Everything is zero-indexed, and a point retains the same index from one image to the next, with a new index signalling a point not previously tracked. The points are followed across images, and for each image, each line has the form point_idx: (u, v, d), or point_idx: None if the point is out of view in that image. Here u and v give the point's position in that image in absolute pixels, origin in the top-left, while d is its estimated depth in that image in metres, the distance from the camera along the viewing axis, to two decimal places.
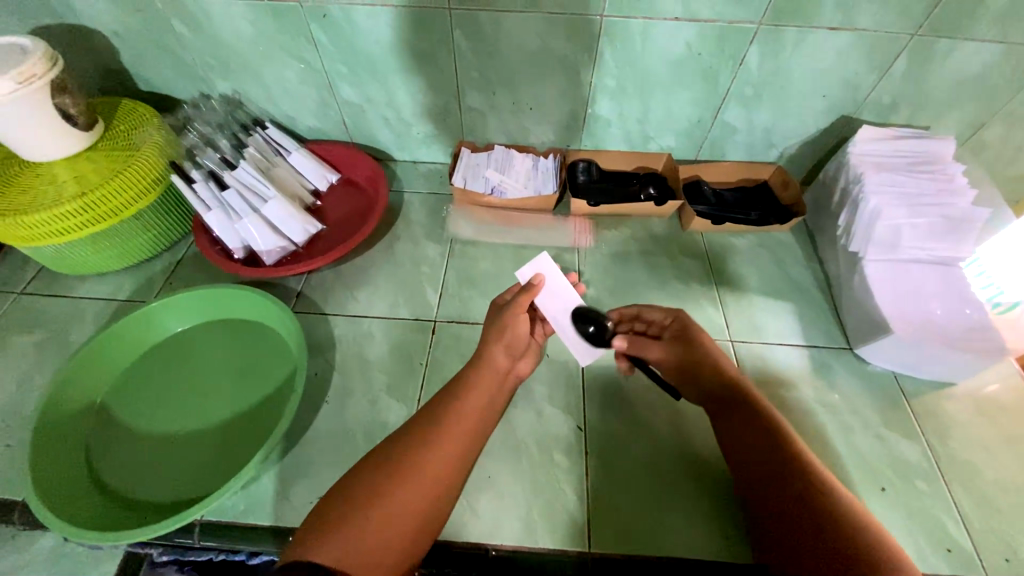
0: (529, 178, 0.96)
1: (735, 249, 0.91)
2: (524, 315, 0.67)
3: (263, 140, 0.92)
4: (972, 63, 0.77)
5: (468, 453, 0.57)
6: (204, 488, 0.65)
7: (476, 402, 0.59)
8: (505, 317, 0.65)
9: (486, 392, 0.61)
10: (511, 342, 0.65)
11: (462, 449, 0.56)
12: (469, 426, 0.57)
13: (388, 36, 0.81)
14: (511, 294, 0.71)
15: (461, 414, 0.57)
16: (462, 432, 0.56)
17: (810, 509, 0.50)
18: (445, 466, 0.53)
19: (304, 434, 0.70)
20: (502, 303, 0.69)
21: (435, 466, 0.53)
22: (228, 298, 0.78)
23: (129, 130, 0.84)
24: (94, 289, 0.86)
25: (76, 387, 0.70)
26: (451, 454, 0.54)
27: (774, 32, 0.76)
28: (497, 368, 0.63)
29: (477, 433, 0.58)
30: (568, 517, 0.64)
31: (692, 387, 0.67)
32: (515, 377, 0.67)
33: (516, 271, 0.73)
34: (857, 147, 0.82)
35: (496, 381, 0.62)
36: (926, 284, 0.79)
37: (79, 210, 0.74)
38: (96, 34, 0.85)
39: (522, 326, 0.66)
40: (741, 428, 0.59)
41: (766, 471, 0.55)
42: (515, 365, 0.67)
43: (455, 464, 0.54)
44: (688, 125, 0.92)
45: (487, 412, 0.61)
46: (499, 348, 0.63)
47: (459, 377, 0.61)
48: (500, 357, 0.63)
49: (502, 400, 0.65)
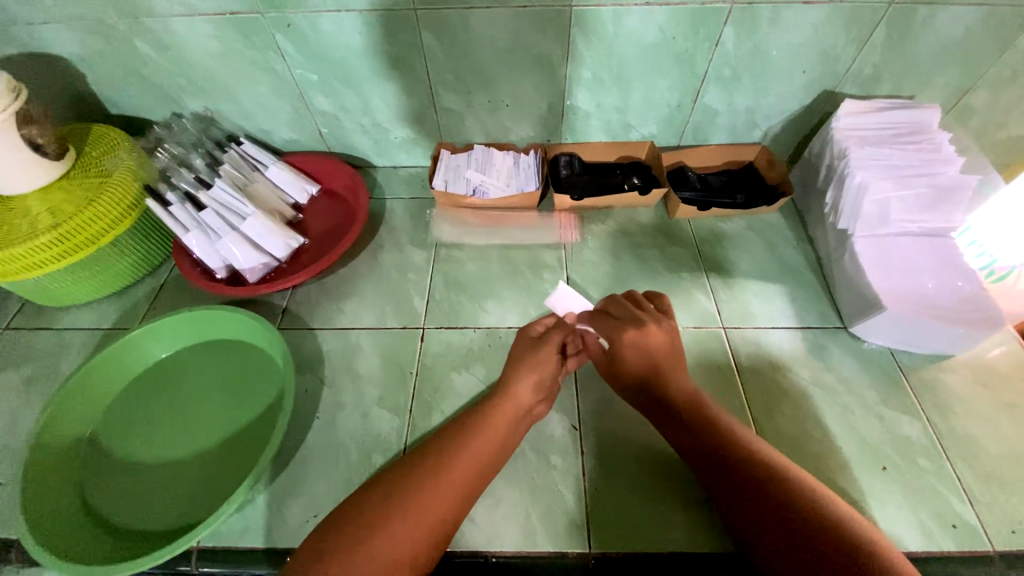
0: (510, 176, 0.94)
1: (724, 234, 0.90)
2: (553, 350, 0.69)
3: (239, 156, 0.91)
4: (954, 27, 0.75)
5: (476, 483, 0.58)
6: (199, 513, 0.64)
7: (479, 442, 0.59)
8: (539, 351, 0.68)
9: (491, 428, 0.61)
10: (541, 378, 0.67)
11: (470, 479, 0.57)
12: (469, 456, 0.58)
13: (355, 41, 0.80)
14: (542, 328, 0.72)
15: (470, 448, 0.59)
16: (470, 465, 0.57)
17: (807, 521, 0.48)
18: (451, 498, 0.55)
19: (297, 453, 0.69)
20: (537, 335, 0.71)
21: (439, 503, 0.54)
22: (213, 322, 0.78)
23: (101, 156, 0.82)
24: (78, 319, 0.85)
25: (65, 421, 0.69)
26: (457, 488, 0.55)
27: (748, 10, 0.74)
28: (519, 402, 0.65)
29: (487, 466, 0.59)
30: (566, 518, 0.63)
31: (655, 413, 0.64)
32: (534, 418, 0.67)
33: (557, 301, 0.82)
34: (841, 122, 0.81)
35: (506, 418, 0.63)
36: (917, 256, 0.77)
37: (55, 241, 0.74)
38: (60, 61, 0.83)
39: (552, 359, 0.68)
40: (711, 448, 0.57)
41: (750, 493, 0.53)
42: (536, 404, 0.67)
43: (460, 497, 0.55)
44: (669, 111, 0.90)
45: (499, 447, 0.61)
46: (526, 383, 0.66)
47: (474, 414, 0.63)
48: (525, 391, 0.65)
49: (518, 439, 0.64)
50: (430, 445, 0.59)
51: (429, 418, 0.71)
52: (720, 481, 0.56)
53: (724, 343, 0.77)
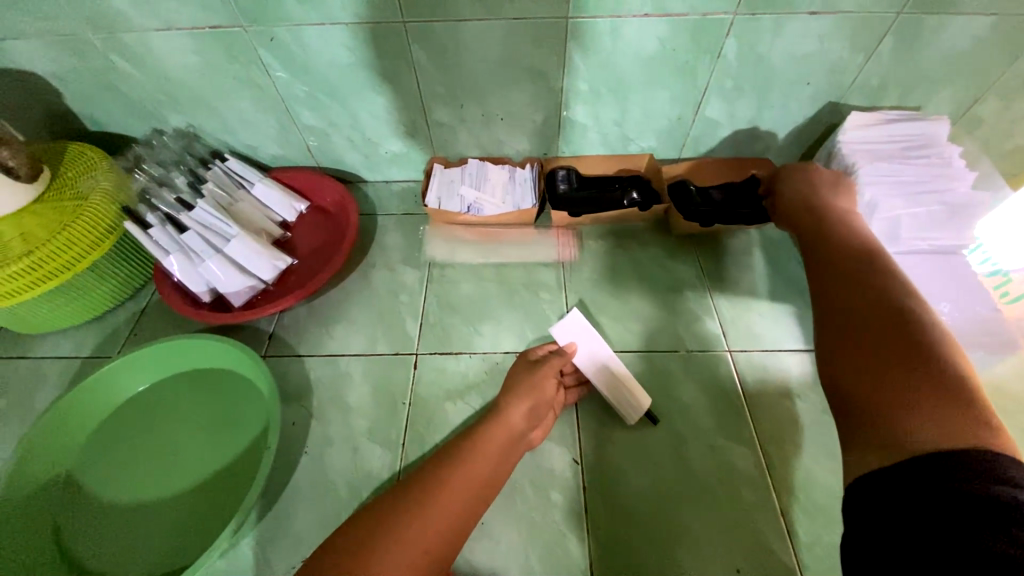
0: (506, 191, 0.91)
1: (727, 251, 0.87)
2: (550, 372, 0.67)
3: (224, 173, 0.87)
4: (963, 38, 0.73)
5: (466, 516, 0.54)
6: (181, 557, 0.61)
7: (470, 474, 0.56)
8: (534, 372, 0.66)
9: (484, 457, 0.58)
10: (536, 403, 0.64)
11: (459, 513, 0.54)
12: (459, 489, 0.55)
13: (341, 54, 0.77)
14: (541, 351, 0.71)
15: (460, 480, 0.55)
16: (459, 497, 0.54)
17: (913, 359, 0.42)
18: (439, 536, 0.51)
19: (284, 491, 0.66)
20: (532, 359, 0.69)
21: (427, 540, 0.50)
22: (195, 350, 0.74)
23: (77, 178, 0.79)
24: (55, 347, 0.82)
25: (39, 460, 0.65)
26: (446, 522, 0.52)
27: (751, 20, 0.71)
28: (513, 429, 0.62)
29: (477, 499, 0.56)
30: (568, 560, 0.60)
31: None
32: (527, 445, 0.64)
33: (555, 326, 0.75)
34: (847, 135, 0.78)
35: (500, 446, 0.60)
36: (931, 278, 0.73)
37: (26, 269, 0.70)
38: (34, 76, 0.79)
39: (549, 382, 0.66)
40: None
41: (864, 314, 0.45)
42: (529, 431, 0.64)
43: (448, 532, 0.52)
44: (669, 124, 0.87)
45: (491, 479, 0.58)
46: (521, 410, 0.62)
47: (464, 443, 0.59)
48: (518, 415, 0.62)
49: (511, 468, 0.61)
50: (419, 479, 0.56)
51: (422, 452, 0.68)
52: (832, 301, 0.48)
53: (730, 367, 0.74)
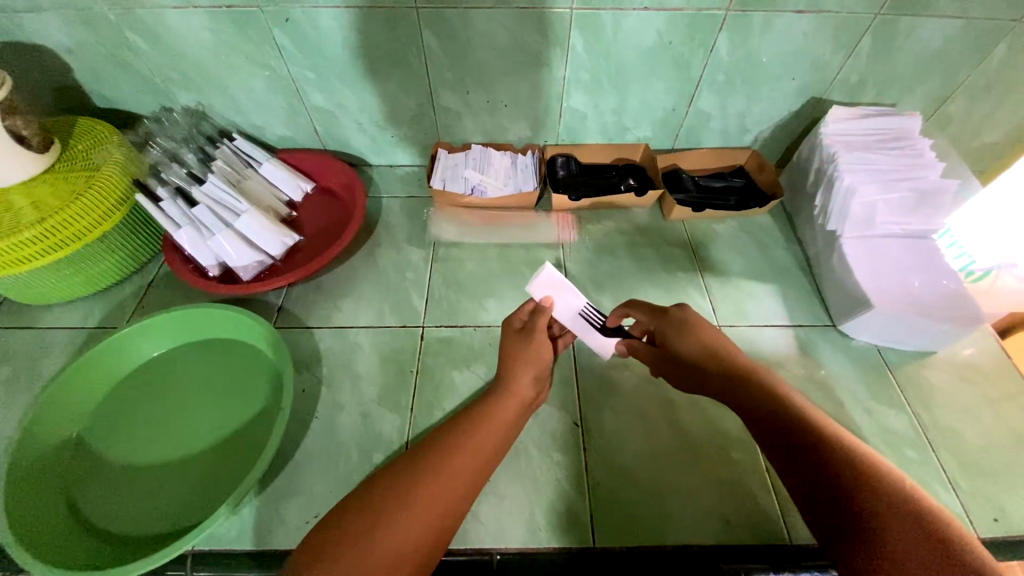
0: (508, 176, 0.95)
1: (717, 236, 0.92)
2: (543, 336, 0.70)
3: (232, 152, 0.90)
4: (935, 38, 0.79)
5: (482, 470, 0.58)
6: (194, 516, 0.63)
7: (483, 433, 0.60)
8: (531, 341, 0.68)
9: (494, 418, 0.61)
10: (540, 368, 0.68)
11: (475, 467, 0.57)
12: (473, 449, 0.58)
13: (352, 37, 0.79)
14: (522, 317, 0.72)
15: (474, 437, 0.59)
16: (472, 451, 0.58)
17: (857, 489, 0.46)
18: (456, 487, 0.55)
19: (295, 453, 0.68)
20: (519, 328, 0.70)
21: (446, 489, 0.54)
22: (208, 320, 0.76)
23: (88, 149, 0.80)
24: (62, 317, 0.83)
25: (52, 422, 0.67)
26: (462, 475, 0.55)
27: (742, 17, 0.77)
28: (521, 393, 0.65)
29: (490, 456, 0.59)
30: (570, 515, 0.63)
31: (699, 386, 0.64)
32: (534, 408, 0.68)
33: (527, 287, 0.74)
34: (829, 127, 0.84)
35: (509, 409, 0.63)
36: (899, 257, 0.81)
37: (39, 236, 0.70)
38: (45, 51, 0.80)
39: (546, 348, 0.69)
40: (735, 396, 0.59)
41: (834, 491, 0.46)
42: (537, 394, 0.68)
43: (466, 483, 0.55)
44: (664, 114, 0.92)
45: (502, 437, 0.61)
46: (527, 376, 0.66)
47: (478, 408, 0.63)
48: (523, 379, 0.65)
49: (519, 428, 0.65)
50: (436, 439, 0.59)
51: (430, 416, 0.71)
52: (786, 463, 0.51)
53: None
